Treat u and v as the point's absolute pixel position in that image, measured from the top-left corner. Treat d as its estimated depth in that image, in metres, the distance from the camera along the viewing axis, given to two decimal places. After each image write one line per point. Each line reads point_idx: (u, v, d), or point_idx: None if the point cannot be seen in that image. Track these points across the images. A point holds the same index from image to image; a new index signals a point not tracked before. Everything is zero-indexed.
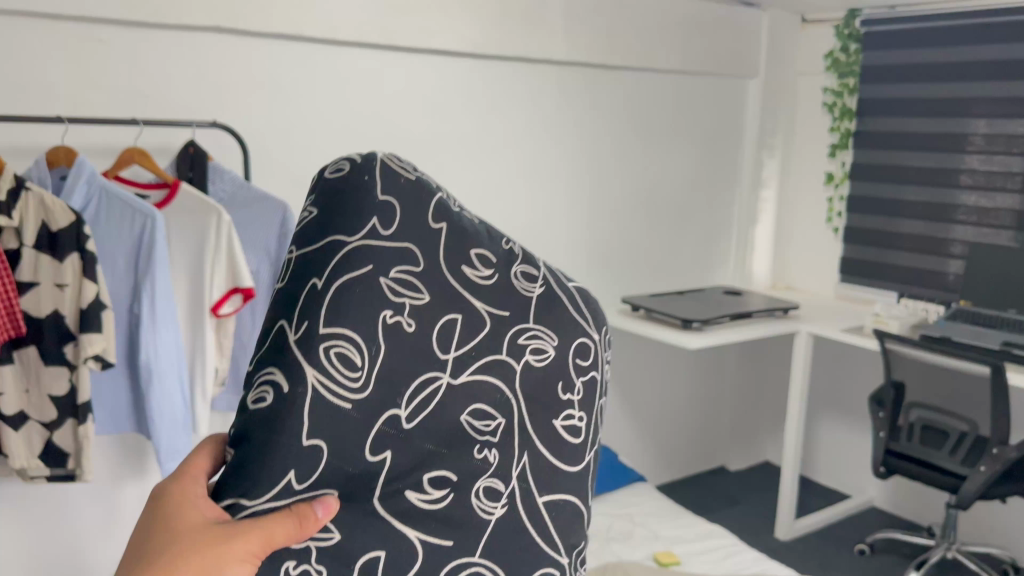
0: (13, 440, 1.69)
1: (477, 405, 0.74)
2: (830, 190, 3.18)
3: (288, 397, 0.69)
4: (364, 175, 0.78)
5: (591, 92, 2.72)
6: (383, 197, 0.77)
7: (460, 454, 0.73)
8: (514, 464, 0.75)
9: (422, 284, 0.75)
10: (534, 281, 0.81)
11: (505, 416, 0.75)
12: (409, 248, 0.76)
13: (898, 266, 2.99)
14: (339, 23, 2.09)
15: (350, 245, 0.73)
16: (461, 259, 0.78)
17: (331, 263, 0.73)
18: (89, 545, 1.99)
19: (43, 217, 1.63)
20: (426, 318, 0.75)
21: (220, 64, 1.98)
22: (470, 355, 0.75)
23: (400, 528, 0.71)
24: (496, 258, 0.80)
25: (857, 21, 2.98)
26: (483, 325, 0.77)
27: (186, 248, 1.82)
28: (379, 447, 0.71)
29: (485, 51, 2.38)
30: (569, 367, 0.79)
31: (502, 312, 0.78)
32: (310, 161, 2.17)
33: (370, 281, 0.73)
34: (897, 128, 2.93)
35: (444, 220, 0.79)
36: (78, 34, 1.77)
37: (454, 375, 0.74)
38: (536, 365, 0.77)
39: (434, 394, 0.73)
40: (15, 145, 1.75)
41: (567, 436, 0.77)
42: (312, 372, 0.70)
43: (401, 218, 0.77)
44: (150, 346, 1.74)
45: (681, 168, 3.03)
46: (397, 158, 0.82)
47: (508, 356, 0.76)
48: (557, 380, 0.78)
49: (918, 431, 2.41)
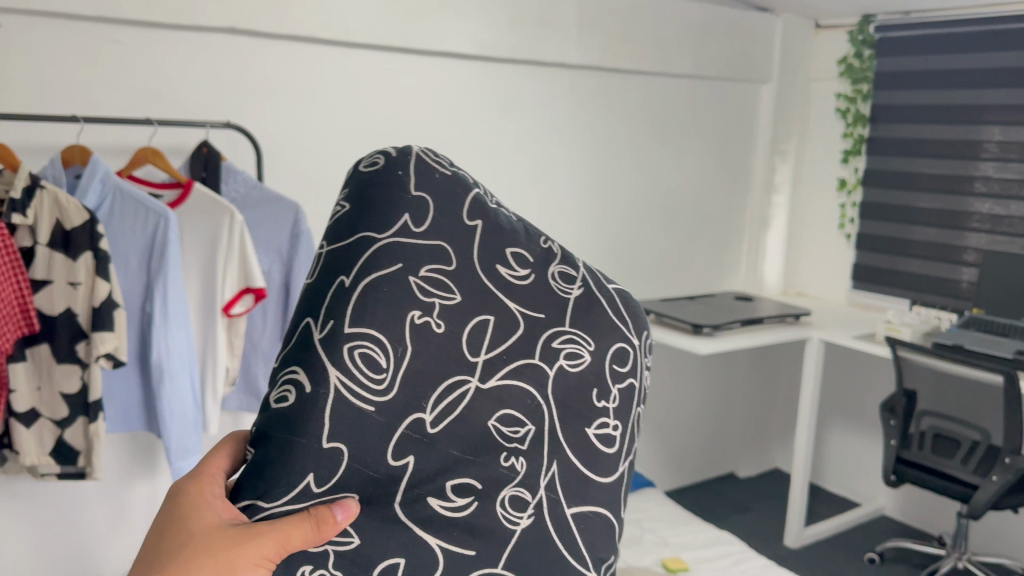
0: (23, 436, 1.70)
1: (504, 410, 0.73)
2: (843, 196, 3.17)
3: (311, 398, 0.69)
4: (398, 170, 0.79)
5: (604, 95, 2.72)
6: (416, 193, 0.77)
7: (486, 461, 0.72)
8: (542, 474, 0.73)
9: (453, 284, 0.75)
10: (573, 281, 0.80)
11: (535, 422, 0.74)
12: (439, 246, 0.76)
13: (909, 273, 2.97)
14: (353, 24, 2.09)
15: (379, 243, 0.74)
16: (493, 258, 0.77)
17: (358, 262, 0.73)
18: (99, 543, 1.99)
19: (57, 216, 1.64)
20: (455, 319, 0.74)
21: (234, 65, 1.98)
22: (501, 359, 0.74)
23: (422, 535, 0.69)
24: (532, 257, 0.79)
25: (871, 26, 2.97)
26: (516, 327, 0.76)
27: (198, 248, 1.83)
28: (402, 452, 0.70)
29: (497, 54, 2.38)
30: (604, 373, 0.77)
31: (538, 314, 0.77)
32: (323, 162, 2.18)
33: (400, 280, 0.73)
34: (910, 135, 2.91)
35: (478, 216, 0.79)
36: (94, 34, 1.78)
37: (483, 379, 0.73)
38: (570, 370, 0.76)
39: (464, 396, 0.72)
40: (31, 144, 1.76)
41: (601, 445, 0.75)
42: (334, 372, 0.70)
43: (432, 216, 0.77)
44: (161, 344, 1.74)
45: (692, 173, 3.03)
46: (433, 152, 0.82)
47: (540, 361, 0.75)
48: (591, 386, 0.76)
49: (930, 439, 2.40)
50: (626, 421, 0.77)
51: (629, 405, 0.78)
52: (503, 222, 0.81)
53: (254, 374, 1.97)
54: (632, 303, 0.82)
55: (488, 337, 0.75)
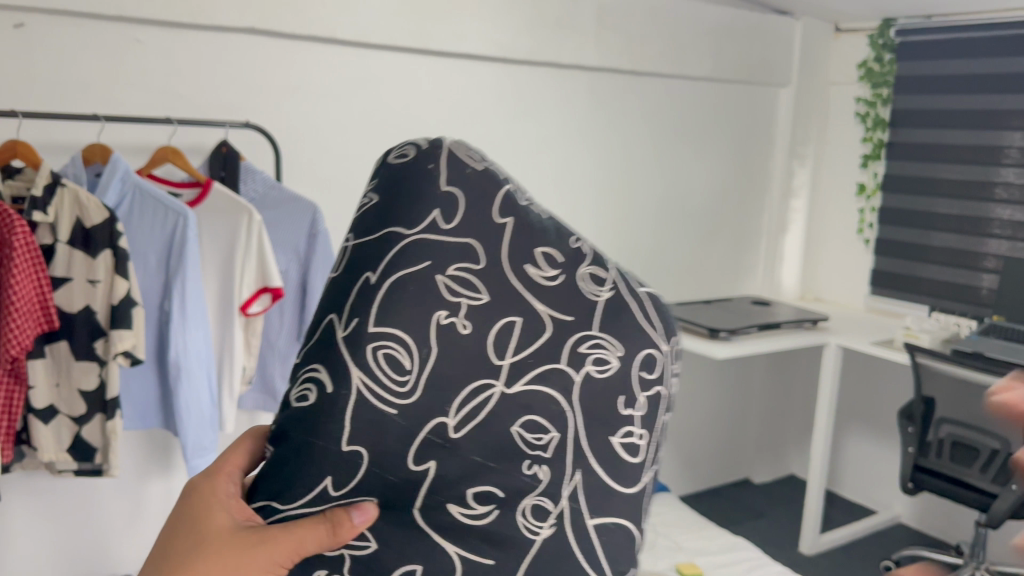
0: (42, 433, 1.70)
1: (528, 416, 0.69)
2: (862, 201, 3.15)
3: (331, 399, 0.68)
4: (428, 164, 0.77)
5: (621, 97, 2.71)
6: (445, 188, 0.75)
7: (508, 468, 0.68)
8: (565, 482, 0.69)
9: (482, 284, 0.72)
10: (603, 282, 0.73)
11: (559, 428, 0.69)
12: (468, 244, 0.73)
13: (928, 279, 2.95)
14: (371, 25, 2.10)
15: (406, 239, 0.73)
16: (520, 257, 0.73)
17: (386, 258, 0.72)
18: (115, 539, 2.00)
19: (78, 214, 1.65)
20: (482, 319, 0.71)
21: (253, 66, 1.99)
22: (527, 363, 0.70)
23: (441, 543, 0.69)
24: (563, 257, 0.74)
25: (891, 30, 2.94)
26: (544, 329, 0.71)
27: (217, 247, 1.84)
28: (422, 457, 0.68)
29: (515, 56, 2.38)
30: (634, 379, 0.70)
31: (568, 316, 0.72)
32: (340, 163, 2.18)
33: (425, 278, 0.71)
34: (930, 139, 2.88)
35: (510, 214, 0.75)
36: (115, 34, 1.79)
37: (508, 383, 0.69)
38: (598, 377, 0.70)
39: (489, 400, 0.69)
40: (52, 142, 1.77)
41: (624, 455, 0.69)
42: (357, 374, 0.68)
43: (463, 213, 0.75)
44: (179, 343, 1.75)
45: (710, 176, 3.02)
46: (467, 145, 0.80)
47: (566, 366, 0.70)
48: (618, 394, 0.70)
49: (948, 447, 2.37)
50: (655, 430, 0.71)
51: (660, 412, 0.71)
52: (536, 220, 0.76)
53: (270, 373, 1.98)
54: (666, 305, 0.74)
55: (513, 338, 0.71)
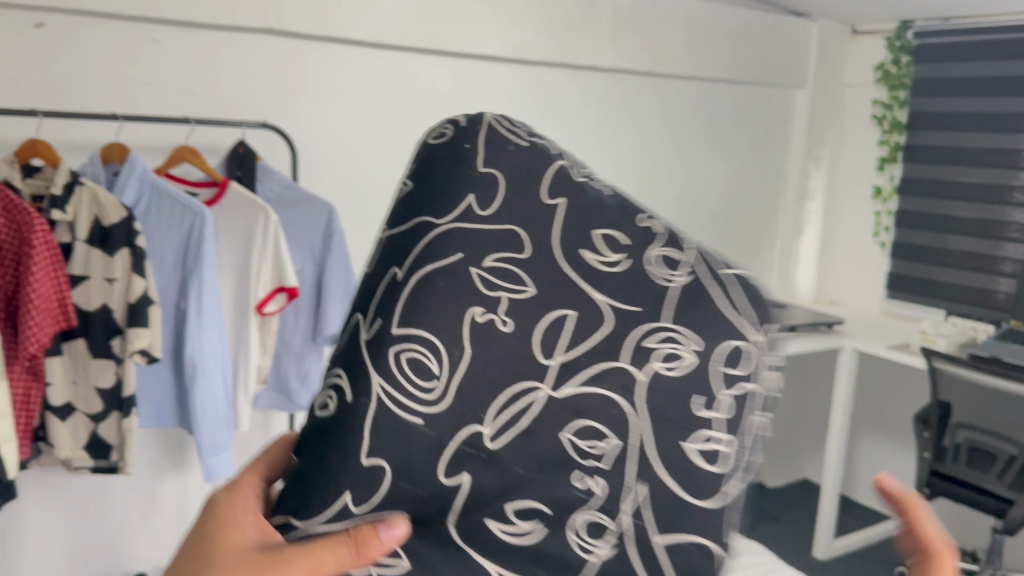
0: (59, 430, 1.71)
1: (583, 421, 0.61)
2: (878, 205, 3.13)
3: (352, 407, 0.66)
4: (466, 144, 0.75)
5: (636, 98, 2.71)
6: (483, 170, 0.72)
7: (556, 481, 0.60)
8: (624, 497, 0.59)
9: (527, 276, 0.66)
10: (676, 266, 0.63)
11: (619, 434, 0.60)
12: (511, 231, 0.68)
13: (943, 283, 2.93)
14: (387, 25, 2.10)
15: (437, 231, 0.70)
16: (575, 242, 0.66)
17: (415, 254, 0.69)
18: (130, 536, 2.02)
19: (96, 213, 1.67)
20: (526, 314, 0.65)
21: (270, 66, 2.00)
22: (580, 362, 0.62)
23: (479, 560, 0.61)
24: (630, 239, 0.66)
25: (909, 33, 2.93)
26: (604, 321, 0.63)
27: (233, 247, 1.84)
28: (455, 468, 0.62)
29: (531, 57, 2.37)
30: (714, 373, 0.59)
31: (634, 307, 0.62)
32: (356, 163, 2.19)
33: (458, 272, 0.67)
34: (946, 142, 2.87)
35: (562, 194, 0.69)
36: (133, 34, 1.80)
37: (556, 386, 0.62)
38: (668, 373, 0.60)
39: (531, 406, 0.62)
40: (71, 141, 1.78)
41: (703, 464, 0.58)
42: (377, 379, 0.66)
43: (500, 200, 0.70)
44: (195, 342, 1.75)
45: (726, 178, 3.01)
46: (510, 120, 0.76)
47: (626, 364, 0.61)
48: (693, 391, 0.59)
49: (965, 452, 2.35)
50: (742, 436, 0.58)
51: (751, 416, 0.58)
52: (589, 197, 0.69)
53: (285, 373, 1.99)
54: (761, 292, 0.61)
55: (566, 334, 0.63)
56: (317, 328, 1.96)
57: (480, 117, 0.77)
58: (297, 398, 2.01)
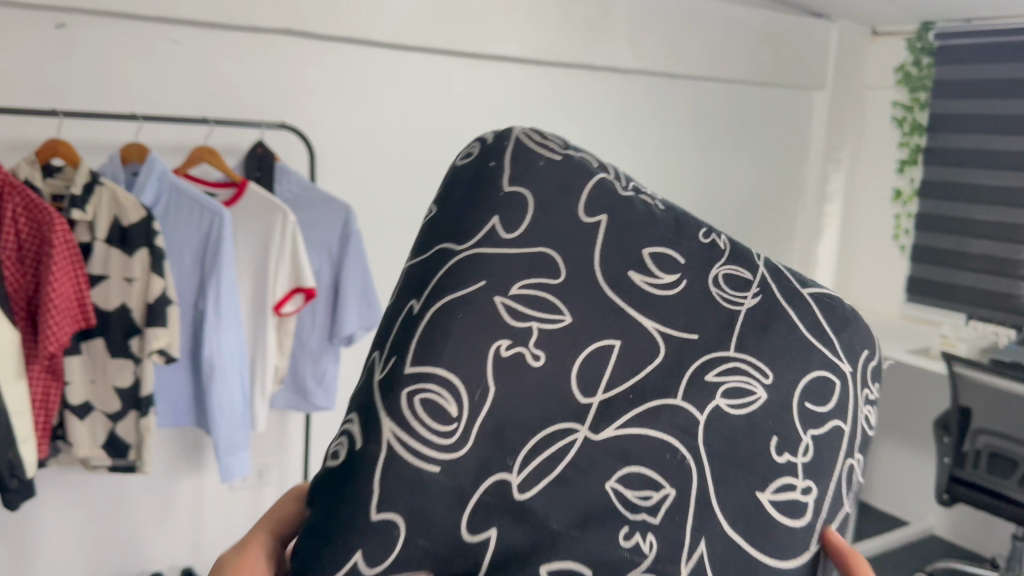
0: (77, 428, 1.72)
1: (625, 475, 0.74)
2: (898, 207, 3.10)
3: (361, 454, 0.71)
4: (490, 162, 0.83)
5: (654, 99, 2.70)
6: (509, 188, 0.80)
7: (600, 532, 0.72)
8: (683, 551, 0.74)
9: (561, 305, 0.78)
10: (748, 288, 0.85)
11: (663, 488, 0.75)
12: (543, 253, 0.79)
13: (963, 286, 2.89)
14: (406, 26, 2.09)
15: (458, 255, 0.77)
16: (629, 264, 0.81)
17: (430, 291, 0.76)
18: (146, 535, 2.02)
19: (115, 212, 1.67)
20: (560, 340, 0.77)
21: (289, 67, 2.00)
22: (628, 401, 0.77)
23: None
24: (683, 259, 0.83)
25: (930, 34, 2.90)
26: (657, 351, 0.79)
27: (251, 247, 1.85)
28: (479, 526, 0.70)
29: (549, 58, 2.37)
30: (796, 420, 0.81)
31: (691, 334, 0.81)
32: (373, 164, 2.19)
33: (483, 300, 0.75)
34: (968, 144, 2.83)
35: (600, 212, 0.82)
36: (154, 35, 1.81)
37: (594, 429, 0.75)
38: (733, 413, 0.79)
39: (570, 445, 0.74)
40: (90, 141, 1.79)
41: (776, 508, 0.77)
42: (388, 426, 0.71)
43: (531, 216, 0.79)
44: (213, 343, 1.76)
45: (744, 180, 3.00)
46: (538, 132, 0.85)
47: (682, 407, 0.78)
48: (772, 435, 0.79)
49: (985, 457, 2.32)
50: (820, 471, 0.80)
51: (835, 453, 0.81)
52: (640, 214, 0.84)
53: (301, 373, 1.99)
54: (830, 310, 0.87)
55: (606, 368, 0.77)
56: (334, 329, 1.96)
57: (506, 132, 0.85)
58: (313, 399, 2.01)
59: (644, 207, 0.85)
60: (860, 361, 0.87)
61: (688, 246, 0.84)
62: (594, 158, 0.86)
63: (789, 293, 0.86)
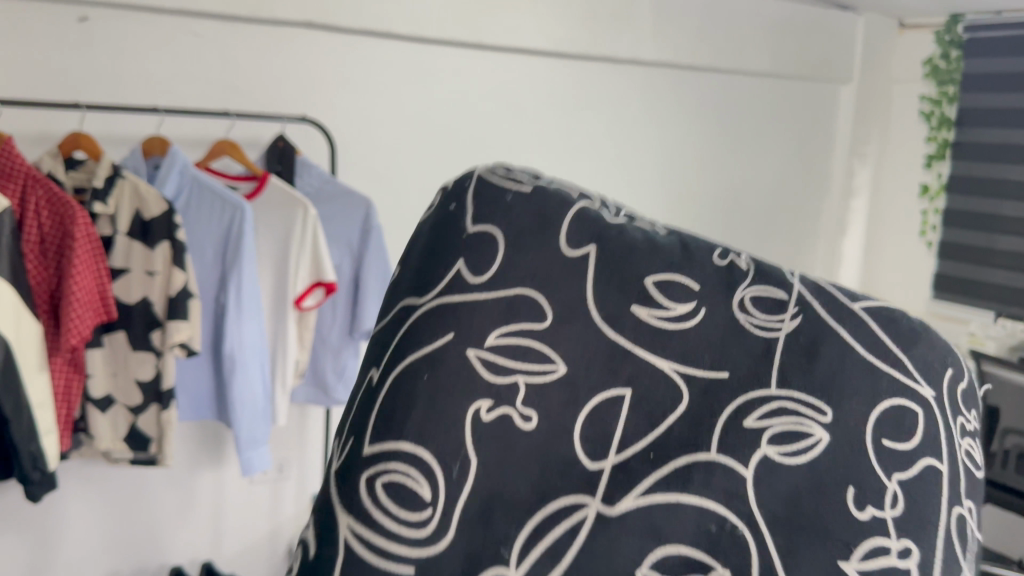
0: (100, 421, 1.72)
1: (666, 553, 0.75)
2: (925, 203, 3.06)
3: (320, 555, 0.73)
4: (453, 206, 0.88)
5: (677, 92, 2.66)
6: (475, 228, 0.85)
7: None
8: None
9: (555, 355, 0.80)
10: (785, 308, 0.86)
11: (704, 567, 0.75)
12: (520, 294, 0.81)
13: (991, 284, 2.83)
14: (427, 19, 2.08)
15: (425, 308, 0.81)
16: (628, 297, 0.83)
17: (390, 368, 0.80)
18: (165, 529, 2.03)
19: (137, 206, 1.67)
20: (538, 398, 0.78)
21: (310, 60, 1.99)
22: (647, 458, 0.78)
23: None
24: (696, 285, 0.85)
25: (959, 26, 2.86)
26: (680, 393, 0.80)
27: (272, 240, 1.84)
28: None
29: (571, 51, 2.34)
30: (874, 466, 0.80)
31: (721, 372, 0.82)
32: (394, 158, 2.18)
33: (461, 357, 0.78)
34: (997, 139, 2.77)
35: (587, 240, 0.85)
36: (175, 28, 1.80)
37: (611, 502, 0.75)
38: (786, 463, 0.79)
39: (583, 521, 0.75)
40: (112, 134, 1.79)
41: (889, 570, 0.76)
42: (346, 520, 0.73)
43: (503, 253, 0.83)
44: (234, 336, 1.75)
45: (769, 174, 2.97)
46: (503, 168, 0.90)
47: (734, 462, 0.78)
48: (848, 487, 0.79)
49: (1014, 459, 2.27)
50: (917, 524, 0.79)
51: (936, 496, 0.81)
52: (629, 240, 0.86)
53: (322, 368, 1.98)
54: (892, 320, 0.87)
55: (616, 419, 0.79)
56: (354, 323, 1.95)
57: (468, 174, 0.90)
58: (333, 393, 2.00)
59: (639, 234, 0.87)
60: (947, 381, 0.87)
61: (696, 270, 0.86)
62: (569, 188, 0.90)
63: (842, 313, 0.86)
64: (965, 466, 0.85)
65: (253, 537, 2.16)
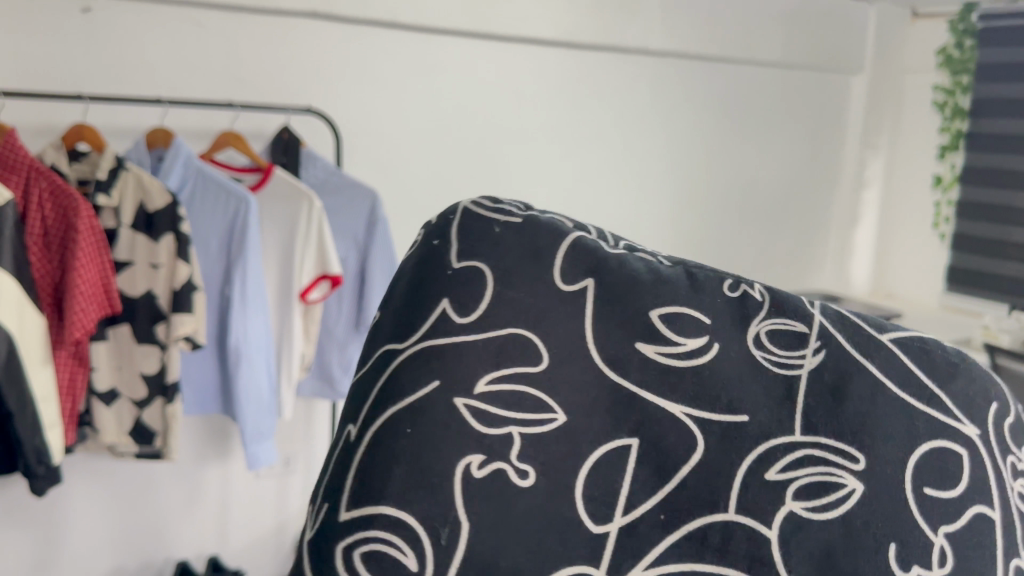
0: (104, 415, 1.71)
1: None
2: (938, 194, 3.02)
3: None
4: (435, 241, 0.81)
5: (686, 81, 2.63)
6: (460, 266, 0.78)
7: None
8: None
9: (551, 401, 0.73)
10: (805, 341, 0.81)
11: None
12: (512, 334, 0.75)
13: (1006, 276, 2.81)
14: (434, 10, 2.06)
15: (408, 354, 0.73)
16: (632, 335, 0.77)
17: (367, 416, 0.72)
18: (171, 524, 2.02)
19: (141, 198, 1.66)
20: (533, 450, 0.71)
21: (315, 51, 1.97)
22: (660, 519, 0.71)
23: None
24: (706, 320, 0.80)
25: (973, 15, 2.81)
26: (695, 439, 0.74)
27: (278, 233, 1.82)
28: None
29: (579, 41, 2.32)
30: (917, 516, 0.75)
31: (742, 415, 0.76)
32: (401, 149, 2.16)
33: (448, 407, 0.71)
34: (1011, 130, 2.74)
35: (586, 275, 0.79)
36: (179, 19, 1.79)
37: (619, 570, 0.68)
38: (812, 517, 0.73)
39: None
40: (116, 126, 1.77)
41: None
42: None
43: (495, 291, 0.77)
44: (240, 330, 1.74)
45: (779, 165, 2.93)
46: (489, 201, 0.84)
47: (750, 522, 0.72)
48: (890, 543, 0.74)
49: None
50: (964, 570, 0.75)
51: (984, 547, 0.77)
52: (631, 272, 0.81)
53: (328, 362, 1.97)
54: (926, 349, 0.83)
55: (624, 473, 0.72)
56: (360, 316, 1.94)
57: (451, 209, 0.84)
58: (340, 386, 1.99)
59: (641, 263, 0.82)
60: (984, 416, 0.82)
61: (708, 303, 0.81)
62: (563, 220, 0.85)
63: (864, 343, 0.82)
64: (1019, 513, 0.80)
65: (258, 532, 2.15)
